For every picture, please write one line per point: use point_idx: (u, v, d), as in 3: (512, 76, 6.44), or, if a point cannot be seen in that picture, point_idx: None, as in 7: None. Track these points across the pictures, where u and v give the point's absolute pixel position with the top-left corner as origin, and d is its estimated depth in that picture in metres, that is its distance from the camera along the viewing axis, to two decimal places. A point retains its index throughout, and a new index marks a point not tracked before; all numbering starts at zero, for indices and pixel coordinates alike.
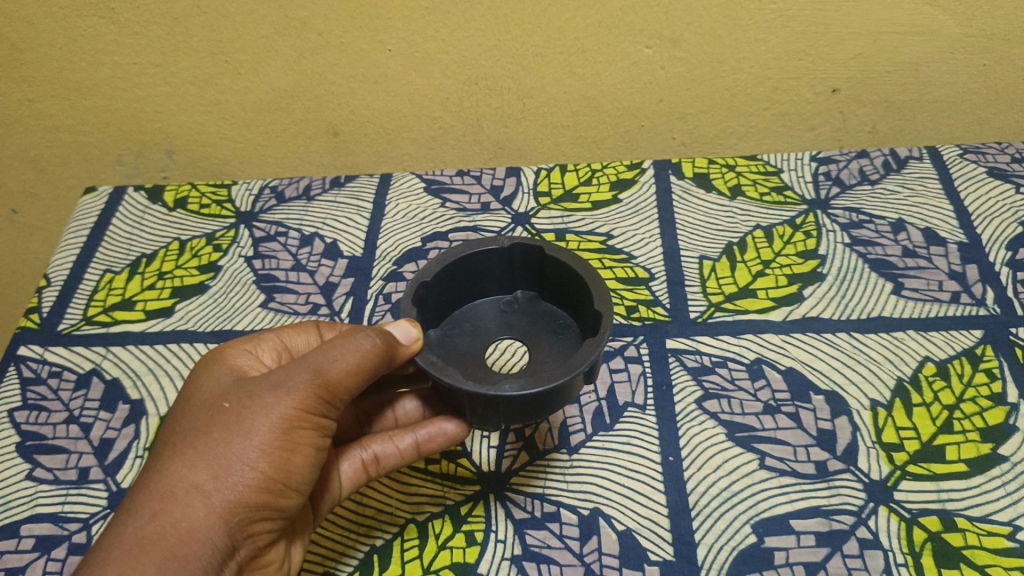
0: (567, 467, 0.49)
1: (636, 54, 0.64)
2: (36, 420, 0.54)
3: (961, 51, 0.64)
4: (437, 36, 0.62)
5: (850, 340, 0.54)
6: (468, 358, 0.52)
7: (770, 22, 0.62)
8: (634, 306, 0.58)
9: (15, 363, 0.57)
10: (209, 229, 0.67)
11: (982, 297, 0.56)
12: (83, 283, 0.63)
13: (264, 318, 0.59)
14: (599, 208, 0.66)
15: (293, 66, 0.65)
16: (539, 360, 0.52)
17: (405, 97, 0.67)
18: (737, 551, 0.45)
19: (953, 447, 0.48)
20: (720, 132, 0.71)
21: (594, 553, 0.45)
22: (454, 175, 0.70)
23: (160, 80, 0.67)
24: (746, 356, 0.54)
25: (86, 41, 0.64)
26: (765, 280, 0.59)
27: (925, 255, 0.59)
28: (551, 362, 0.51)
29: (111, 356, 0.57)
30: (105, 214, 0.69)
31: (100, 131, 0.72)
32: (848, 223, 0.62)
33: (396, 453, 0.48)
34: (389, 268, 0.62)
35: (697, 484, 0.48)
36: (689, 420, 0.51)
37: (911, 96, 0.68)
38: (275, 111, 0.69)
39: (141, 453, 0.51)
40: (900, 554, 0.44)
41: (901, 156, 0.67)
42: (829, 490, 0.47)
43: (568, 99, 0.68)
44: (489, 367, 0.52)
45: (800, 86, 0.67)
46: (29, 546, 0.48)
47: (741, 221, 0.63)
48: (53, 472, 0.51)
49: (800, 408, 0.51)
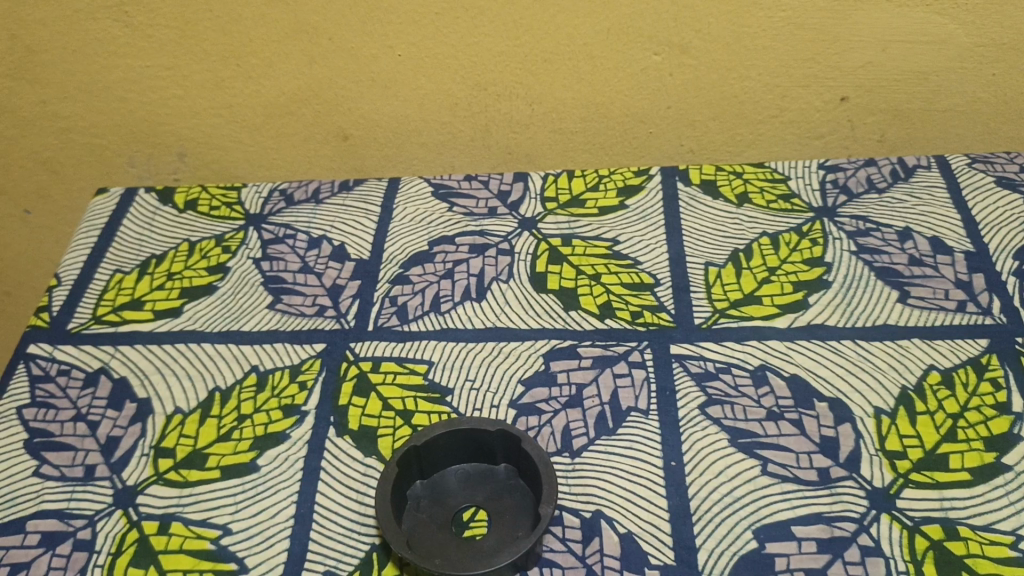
0: (570, 470, 0.49)
1: (645, 60, 0.65)
2: (43, 417, 0.54)
3: (969, 60, 0.65)
4: (447, 41, 0.64)
5: (855, 347, 0.54)
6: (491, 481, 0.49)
7: (779, 30, 0.63)
8: (639, 312, 0.58)
9: (23, 361, 0.58)
10: (219, 231, 0.67)
11: (988, 306, 0.56)
12: (93, 283, 0.64)
13: (271, 320, 0.59)
14: (606, 214, 0.66)
15: (306, 71, 0.66)
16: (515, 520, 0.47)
17: (414, 102, 0.68)
18: (737, 557, 0.45)
19: (957, 456, 0.48)
20: (728, 140, 0.71)
21: (596, 555, 0.46)
22: (462, 179, 0.70)
23: (173, 83, 0.68)
24: (750, 362, 0.54)
25: (101, 44, 0.66)
26: (771, 287, 0.59)
27: (931, 264, 0.59)
28: (517, 534, 0.46)
29: (119, 355, 0.58)
30: (116, 215, 0.70)
31: (111, 135, 0.72)
32: (854, 231, 0.62)
33: (450, 461, 0.50)
34: (396, 271, 0.62)
35: (699, 489, 0.48)
36: (692, 425, 0.51)
37: (919, 104, 0.68)
38: (285, 114, 0.69)
39: (147, 452, 0.52)
40: (901, 561, 0.44)
41: (909, 165, 0.67)
42: (831, 497, 0.47)
43: (576, 105, 0.68)
44: (498, 490, 0.49)
45: (810, 95, 0.67)
46: (34, 542, 0.48)
47: (748, 228, 0.63)
48: (59, 469, 0.51)
49: (804, 415, 0.51)
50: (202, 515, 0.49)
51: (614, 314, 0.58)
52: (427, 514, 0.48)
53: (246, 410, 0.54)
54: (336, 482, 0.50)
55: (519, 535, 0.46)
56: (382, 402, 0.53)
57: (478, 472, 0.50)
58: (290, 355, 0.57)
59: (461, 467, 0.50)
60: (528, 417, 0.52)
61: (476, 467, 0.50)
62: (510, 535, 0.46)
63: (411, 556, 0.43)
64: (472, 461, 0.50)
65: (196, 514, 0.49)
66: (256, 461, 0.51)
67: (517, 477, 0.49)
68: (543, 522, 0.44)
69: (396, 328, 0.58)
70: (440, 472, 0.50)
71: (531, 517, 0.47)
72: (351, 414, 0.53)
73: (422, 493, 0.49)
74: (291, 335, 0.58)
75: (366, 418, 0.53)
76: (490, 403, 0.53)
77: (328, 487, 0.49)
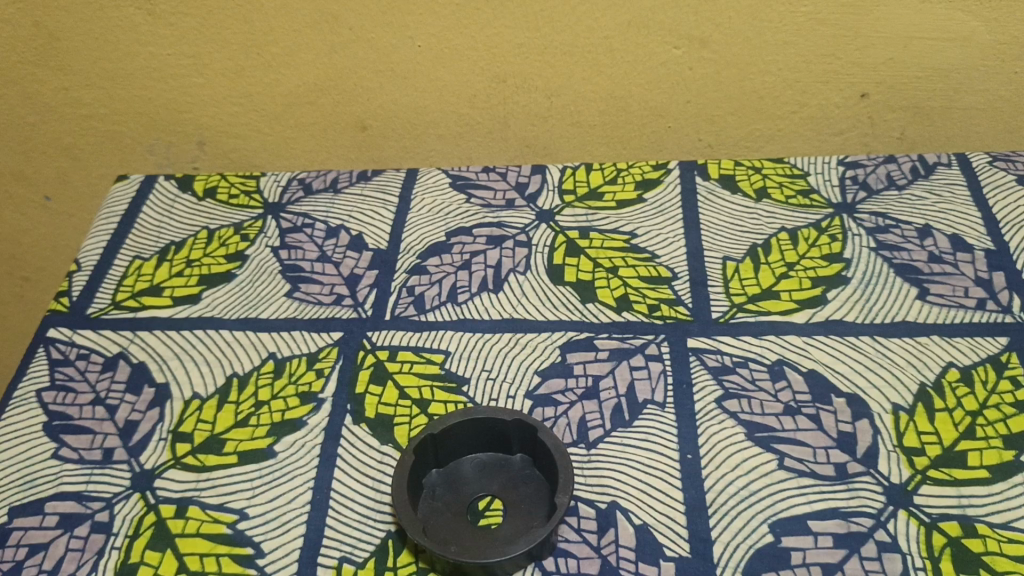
0: (585, 461, 0.49)
1: (665, 54, 0.65)
2: (63, 400, 0.54)
3: (991, 58, 0.65)
4: (467, 33, 0.64)
5: (874, 343, 0.54)
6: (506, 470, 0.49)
7: (801, 24, 0.63)
8: (656, 305, 0.58)
9: (43, 344, 0.58)
10: (237, 219, 0.68)
11: (1008, 304, 0.56)
12: (112, 269, 0.64)
13: (289, 308, 0.60)
14: (624, 207, 0.65)
15: (325, 60, 0.66)
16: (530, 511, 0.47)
17: (432, 93, 0.68)
18: (753, 550, 0.45)
19: (975, 453, 0.48)
20: (747, 135, 0.70)
21: (610, 546, 0.46)
22: (480, 171, 0.70)
23: (194, 72, 0.68)
24: (767, 357, 0.54)
25: (123, 31, 0.66)
26: (789, 282, 0.59)
27: (951, 261, 0.59)
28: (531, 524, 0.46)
29: (137, 341, 0.58)
30: (136, 202, 0.70)
31: (132, 122, 0.73)
32: (874, 227, 0.62)
33: (465, 449, 0.50)
34: (413, 262, 0.62)
35: (715, 482, 0.48)
36: (709, 419, 0.51)
37: (941, 102, 0.67)
38: (305, 104, 0.70)
39: (165, 436, 0.52)
40: (918, 558, 0.44)
41: (930, 162, 0.67)
42: (848, 493, 0.47)
43: (595, 98, 0.68)
44: (513, 479, 0.49)
45: (830, 90, 0.67)
46: (52, 524, 0.48)
47: (766, 223, 0.63)
48: (77, 452, 0.52)
49: (821, 410, 0.51)
50: (219, 500, 0.49)
51: (631, 307, 0.58)
52: (443, 502, 0.48)
53: (264, 396, 0.54)
54: (353, 469, 0.50)
55: (534, 524, 0.46)
56: (398, 391, 0.53)
57: (493, 462, 0.50)
58: (307, 343, 0.57)
59: (476, 457, 0.50)
60: (544, 408, 0.52)
61: (492, 456, 0.50)
62: (525, 523, 0.46)
63: (427, 543, 0.43)
64: (487, 450, 0.50)
65: (213, 499, 0.49)
66: (273, 447, 0.51)
67: (532, 466, 0.49)
68: (560, 511, 0.44)
69: (413, 318, 0.58)
70: (456, 460, 0.50)
71: (547, 506, 0.47)
72: (367, 402, 0.53)
73: (438, 481, 0.49)
74: (308, 323, 0.58)
75: (382, 406, 0.53)
76: (506, 394, 0.53)
77: (344, 474, 0.50)
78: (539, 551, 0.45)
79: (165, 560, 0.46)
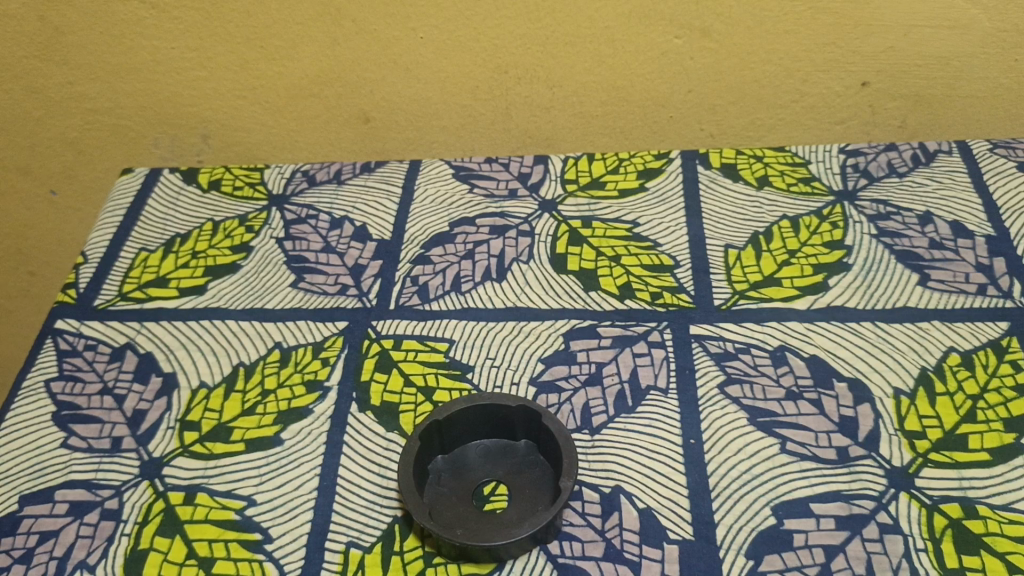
0: (589, 446, 0.50)
1: (666, 44, 0.65)
2: (71, 390, 0.55)
3: (991, 45, 0.65)
4: (469, 24, 0.65)
5: (875, 329, 0.54)
6: (510, 459, 0.49)
7: (801, 14, 0.63)
8: (658, 293, 0.58)
9: (51, 336, 0.59)
10: (242, 211, 0.68)
11: (1009, 290, 0.56)
12: (118, 261, 0.65)
13: (294, 298, 0.60)
14: (627, 196, 0.66)
15: (328, 52, 0.67)
16: (534, 498, 0.47)
17: (435, 84, 0.69)
18: (755, 532, 0.45)
19: (976, 436, 0.48)
20: (749, 124, 0.71)
21: (615, 529, 0.46)
22: (483, 162, 0.70)
23: (198, 65, 0.69)
24: (769, 344, 0.54)
25: (127, 26, 0.66)
26: (790, 269, 0.59)
27: (952, 248, 0.59)
28: (534, 509, 0.47)
29: (145, 331, 0.59)
30: (141, 195, 0.70)
31: (136, 116, 0.73)
32: (875, 215, 0.62)
33: (470, 436, 0.50)
34: (417, 252, 0.63)
35: (718, 466, 0.48)
36: (711, 404, 0.51)
37: (941, 90, 0.68)
38: (308, 96, 0.70)
39: (173, 425, 0.53)
40: (919, 539, 0.44)
41: (930, 149, 0.67)
42: (850, 475, 0.47)
43: (596, 88, 0.69)
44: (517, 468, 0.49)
45: (831, 79, 0.67)
46: (63, 511, 0.49)
47: (768, 211, 0.63)
48: (86, 441, 0.52)
49: (823, 395, 0.51)
50: (227, 486, 0.49)
51: (634, 295, 0.58)
52: (449, 487, 0.48)
53: (270, 385, 0.54)
54: (359, 456, 0.50)
55: (539, 508, 0.47)
56: (403, 379, 0.54)
57: (498, 448, 0.50)
58: (312, 332, 0.57)
59: (481, 443, 0.50)
60: (547, 395, 0.52)
61: (497, 443, 0.50)
62: (530, 508, 0.47)
63: (433, 527, 0.44)
64: (493, 437, 0.51)
65: (221, 485, 0.49)
66: (280, 435, 0.52)
67: (537, 452, 0.50)
68: (564, 494, 0.45)
69: (417, 307, 0.59)
70: (462, 447, 0.50)
71: (552, 491, 0.47)
72: (373, 390, 0.54)
73: (443, 467, 0.49)
74: (313, 313, 0.59)
75: (388, 394, 0.53)
76: (511, 380, 0.54)
77: (350, 460, 0.50)
78: (543, 534, 0.45)
79: (174, 545, 0.47)
